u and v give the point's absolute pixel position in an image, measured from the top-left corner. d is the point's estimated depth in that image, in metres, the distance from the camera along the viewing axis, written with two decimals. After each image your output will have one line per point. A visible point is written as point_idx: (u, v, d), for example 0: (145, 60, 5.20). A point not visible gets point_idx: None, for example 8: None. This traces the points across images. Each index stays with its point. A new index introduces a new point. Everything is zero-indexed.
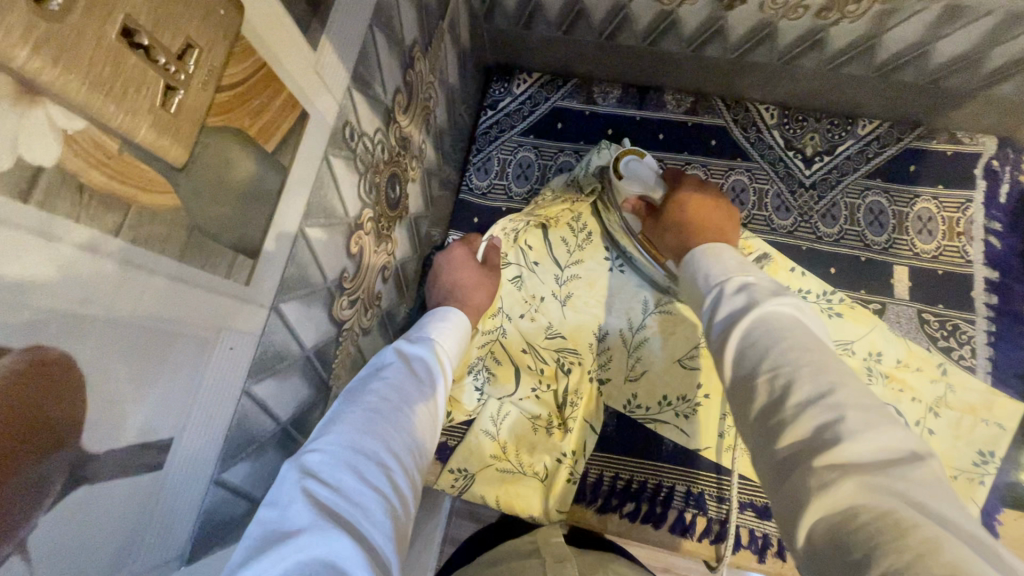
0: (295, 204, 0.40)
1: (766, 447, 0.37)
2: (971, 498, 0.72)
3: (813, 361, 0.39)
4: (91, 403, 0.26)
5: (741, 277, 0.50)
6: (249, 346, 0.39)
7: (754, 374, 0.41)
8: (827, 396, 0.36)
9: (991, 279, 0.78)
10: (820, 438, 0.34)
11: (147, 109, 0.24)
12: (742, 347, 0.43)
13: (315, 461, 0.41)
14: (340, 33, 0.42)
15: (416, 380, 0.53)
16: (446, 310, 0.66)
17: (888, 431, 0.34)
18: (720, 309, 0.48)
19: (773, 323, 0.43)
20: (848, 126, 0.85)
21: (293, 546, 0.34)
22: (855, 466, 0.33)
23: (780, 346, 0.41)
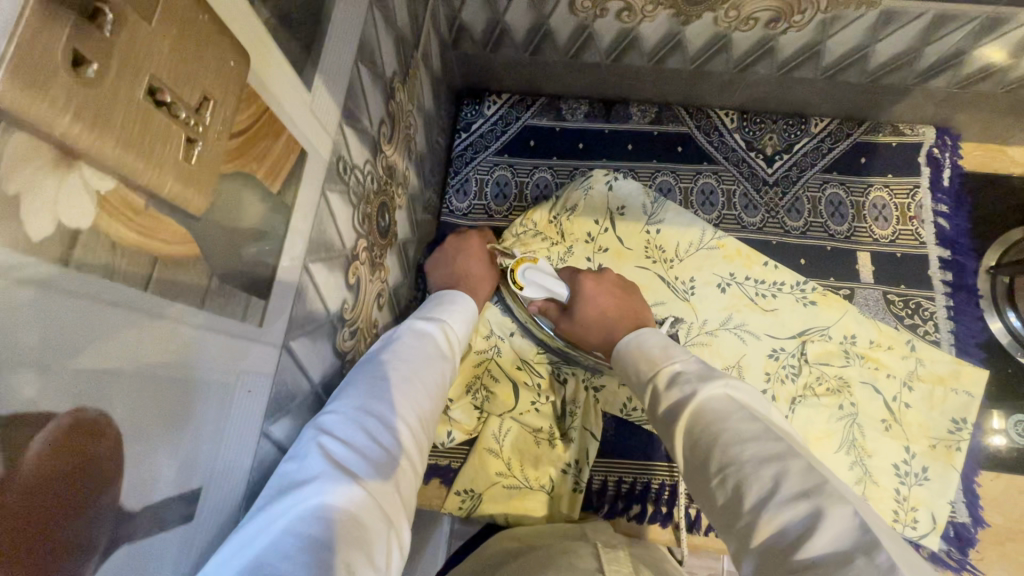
0: (300, 242, 0.41)
1: (741, 549, 0.40)
2: (951, 464, 0.76)
3: (753, 456, 0.42)
4: (127, 462, 0.26)
5: (669, 366, 0.55)
6: (265, 387, 0.38)
7: (708, 474, 0.44)
8: (776, 491, 0.39)
9: (944, 257, 0.85)
10: (784, 539, 0.37)
11: (171, 163, 0.25)
12: (688, 440, 0.48)
13: (331, 422, 0.43)
14: (330, 71, 0.43)
15: (429, 351, 0.54)
16: (456, 294, 0.65)
17: (835, 518, 0.36)
18: (661, 402, 0.53)
19: (707, 414, 0.48)
20: (802, 125, 0.91)
21: (306, 495, 0.36)
22: (816, 566, 0.34)
23: (722, 438, 0.45)
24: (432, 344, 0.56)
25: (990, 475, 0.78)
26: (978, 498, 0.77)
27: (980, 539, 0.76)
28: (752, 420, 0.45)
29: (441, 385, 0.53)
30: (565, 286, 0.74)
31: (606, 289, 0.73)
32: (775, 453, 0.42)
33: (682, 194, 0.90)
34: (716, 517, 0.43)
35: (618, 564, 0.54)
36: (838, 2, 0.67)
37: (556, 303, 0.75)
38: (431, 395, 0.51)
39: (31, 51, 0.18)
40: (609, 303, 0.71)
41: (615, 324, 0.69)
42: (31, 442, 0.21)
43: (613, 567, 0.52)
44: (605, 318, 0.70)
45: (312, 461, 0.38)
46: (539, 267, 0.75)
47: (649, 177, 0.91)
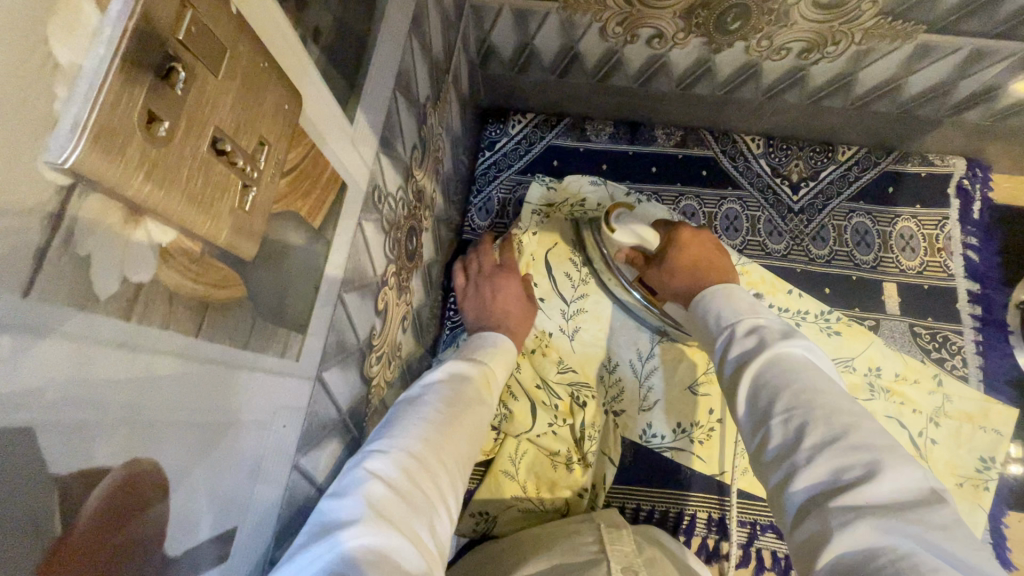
0: (336, 274, 0.41)
1: (782, 492, 0.40)
2: (979, 503, 0.75)
3: (824, 406, 0.42)
4: (173, 507, 0.26)
5: (750, 317, 0.53)
6: (299, 419, 0.38)
7: (769, 416, 0.44)
8: (843, 438, 0.39)
9: (973, 291, 0.83)
10: (839, 479, 0.37)
11: (228, 211, 0.25)
12: (759, 387, 0.46)
13: (371, 459, 0.43)
14: (371, 103, 0.43)
15: (468, 394, 0.55)
16: (494, 334, 0.68)
17: (898, 468, 0.37)
18: (733, 350, 0.51)
19: (789, 367, 0.46)
20: (829, 153, 0.90)
21: (347, 537, 0.36)
22: (872, 503, 0.35)
23: (793, 387, 0.44)
24: (472, 386, 0.56)
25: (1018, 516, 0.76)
26: (1007, 539, 0.75)
27: None
28: (829, 380, 0.45)
29: (478, 417, 0.54)
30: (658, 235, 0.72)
31: (699, 240, 0.72)
32: (850, 408, 0.42)
33: (706, 219, 0.90)
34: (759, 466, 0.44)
35: (621, 543, 0.54)
36: (873, 35, 0.66)
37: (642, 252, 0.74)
38: (469, 434, 0.52)
39: (112, 117, 0.18)
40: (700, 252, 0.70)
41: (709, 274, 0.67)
42: (87, 499, 0.21)
43: (615, 546, 0.53)
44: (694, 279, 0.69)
45: (353, 504, 0.38)
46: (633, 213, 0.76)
47: (673, 200, 0.91)
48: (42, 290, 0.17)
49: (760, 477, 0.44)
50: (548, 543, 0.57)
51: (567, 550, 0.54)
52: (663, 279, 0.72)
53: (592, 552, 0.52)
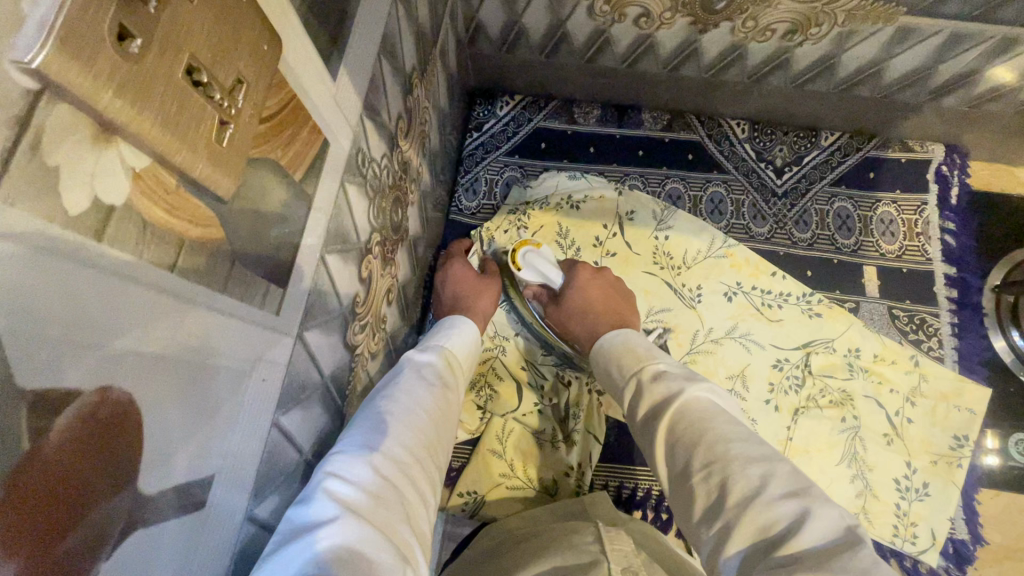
0: (318, 232, 0.41)
1: (719, 551, 0.39)
2: (952, 480, 0.76)
3: (738, 455, 0.43)
4: (146, 444, 0.25)
5: (656, 364, 0.56)
6: (278, 376, 0.38)
7: (691, 472, 0.44)
8: (764, 490, 0.40)
9: (949, 275, 0.85)
10: (767, 535, 0.37)
11: (205, 144, 0.25)
12: (670, 434, 0.48)
13: (336, 460, 0.43)
14: (355, 62, 0.43)
15: (427, 384, 0.55)
16: (454, 318, 0.68)
17: (820, 514, 0.37)
18: (642, 399, 0.53)
19: (692, 409, 0.48)
20: (813, 138, 0.91)
21: (323, 535, 0.35)
22: (801, 557, 0.35)
23: (706, 437, 0.45)
24: (434, 382, 0.57)
25: (990, 493, 0.78)
26: (978, 515, 0.76)
27: (977, 557, 0.76)
28: (735, 424, 0.46)
29: (440, 405, 0.55)
30: (561, 273, 0.78)
31: (596, 282, 0.75)
32: (761, 456, 0.42)
33: (691, 202, 0.91)
34: (692, 527, 0.43)
35: (621, 543, 0.53)
36: (855, 17, 0.67)
37: (548, 290, 0.79)
38: (434, 423, 0.52)
39: (80, 21, 0.18)
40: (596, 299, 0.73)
41: (601, 316, 0.70)
42: (59, 416, 0.20)
43: (614, 546, 0.51)
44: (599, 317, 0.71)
45: (324, 506, 0.38)
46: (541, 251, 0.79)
47: (659, 184, 0.91)
48: (7, 193, 0.17)
49: (692, 538, 0.43)
50: (538, 548, 0.55)
51: (565, 550, 0.52)
52: (563, 321, 0.74)
53: (592, 552, 0.51)
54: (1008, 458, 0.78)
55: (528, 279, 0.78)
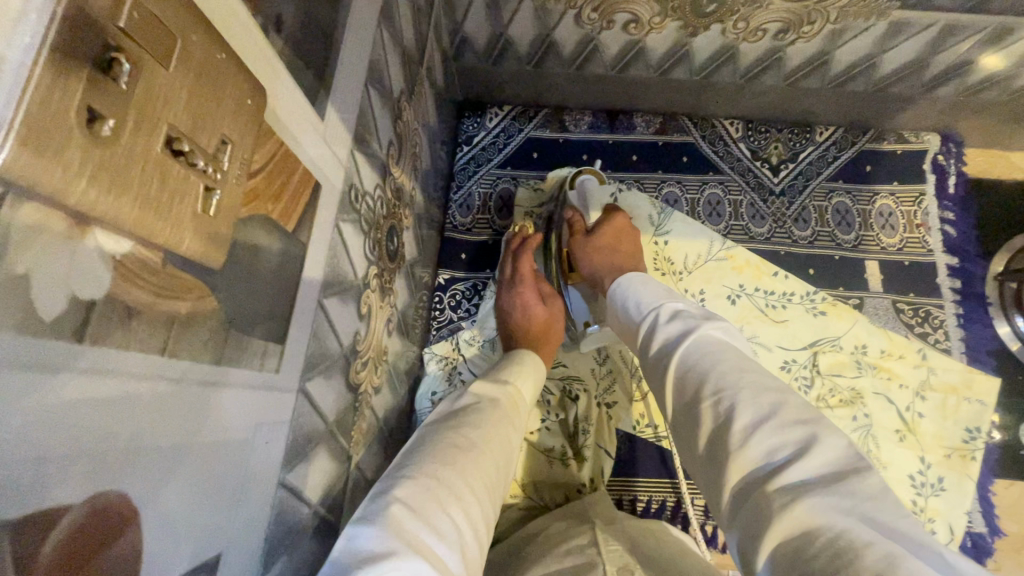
0: (313, 278, 0.39)
1: (715, 478, 0.37)
2: (967, 474, 0.75)
3: (752, 383, 0.39)
4: (146, 539, 0.24)
5: (672, 303, 0.52)
6: (282, 433, 0.36)
7: (699, 397, 0.40)
8: (770, 418, 0.36)
9: (952, 265, 0.84)
10: (769, 461, 0.34)
11: (189, 217, 0.23)
12: (682, 368, 0.44)
13: (400, 489, 0.42)
14: (342, 97, 0.41)
15: (491, 423, 0.54)
16: (520, 351, 0.68)
17: (834, 442, 0.34)
18: (656, 339, 0.49)
19: (705, 349, 0.44)
20: (807, 134, 0.90)
21: (382, 565, 0.35)
22: (806, 483, 0.32)
23: (719, 368, 0.41)
24: (498, 412, 0.56)
25: (1005, 483, 0.77)
26: (995, 506, 0.76)
27: (997, 549, 0.75)
28: (748, 361, 0.43)
29: (505, 446, 0.53)
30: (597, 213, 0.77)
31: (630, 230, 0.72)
32: (775, 387, 0.39)
33: (689, 205, 0.90)
34: (692, 456, 0.40)
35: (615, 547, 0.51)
36: (848, 14, 0.66)
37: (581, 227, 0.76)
38: (495, 464, 0.50)
39: (42, 116, 0.16)
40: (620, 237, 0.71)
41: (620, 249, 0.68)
42: (42, 545, 0.18)
43: (608, 547, 0.50)
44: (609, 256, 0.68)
45: (384, 531, 0.38)
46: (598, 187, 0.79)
47: (655, 188, 0.90)
48: None
49: (691, 462, 0.41)
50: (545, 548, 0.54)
51: (563, 555, 0.50)
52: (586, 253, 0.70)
53: (587, 555, 0.49)
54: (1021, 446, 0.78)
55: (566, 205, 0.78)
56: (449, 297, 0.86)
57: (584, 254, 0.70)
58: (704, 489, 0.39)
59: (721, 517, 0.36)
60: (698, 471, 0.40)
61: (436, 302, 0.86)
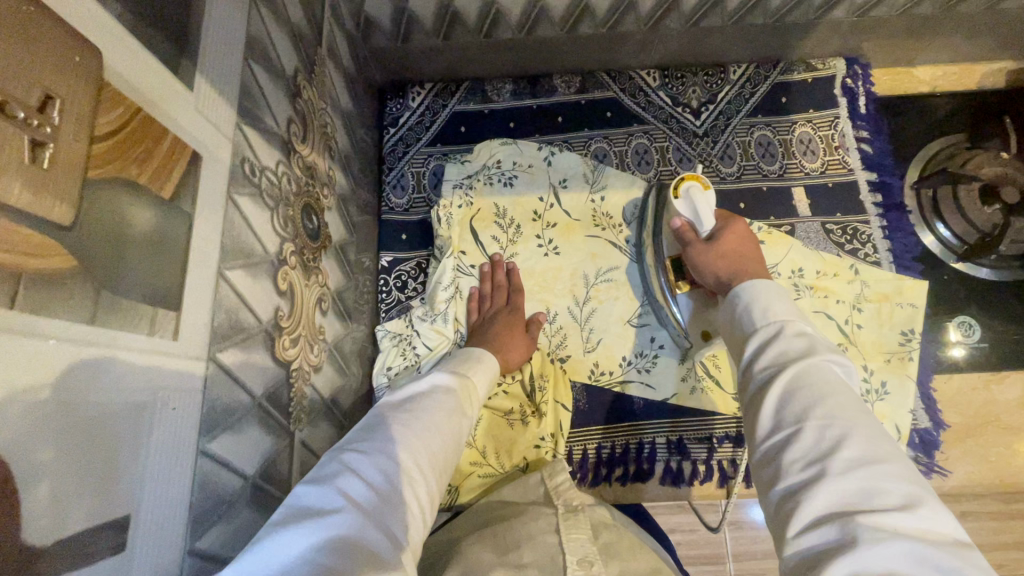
0: (207, 246, 0.39)
1: (793, 499, 0.40)
2: (906, 375, 0.78)
3: (865, 426, 0.42)
4: (27, 492, 0.24)
5: (798, 322, 0.51)
6: (194, 401, 0.37)
7: (803, 418, 0.43)
8: (880, 462, 0.39)
9: (872, 181, 0.87)
10: (868, 501, 0.38)
11: (15, 166, 0.23)
12: (791, 387, 0.45)
13: (353, 456, 0.45)
14: (214, 68, 0.41)
15: (449, 403, 0.56)
16: (481, 350, 0.68)
17: (933, 507, 0.37)
18: (768, 352, 0.49)
19: (825, 378, 0.45)
20: (722, 74, 0.92)
21: (329, 526, 0.38)
22: (901, 528, 0.36)
23: (838, 399, 0.43)
24: (457, 393, 0.58)
25: (943, 379, 0.81)
26: (936, 401, 0.79)
27: (944, 440, 0.78)
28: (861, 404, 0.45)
29: (459, 423, 0.55)
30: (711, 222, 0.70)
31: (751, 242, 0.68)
32: (886, 440, 0.42)
33: (618, 158, 0.91)
34: (763, 477, 0.43)
35: (578, 532, 0.54)
36: None
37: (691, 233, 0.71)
38: (449, 439, 0.53)
39: None
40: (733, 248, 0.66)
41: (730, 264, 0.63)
42: None
43: (571, 536, 0.52)
44: (739, 261, 0.64)
45: (331, 495, 0.41)
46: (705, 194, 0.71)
47: (583, 146, 0.91)
48: None
49: (761, 482, 0.44)
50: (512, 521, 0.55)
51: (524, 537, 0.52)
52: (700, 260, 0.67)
53: (551, 544, 0.51)
54: (953, 340, 0.82)
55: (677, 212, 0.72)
56: (394, 278, 0.86)
57: (712, 257, 0.66)
58: (768, 507, 0.42)
59: (781, 530, 0.40)
60: (765, 489, 0.43)
61: (382, 285, 0.86)
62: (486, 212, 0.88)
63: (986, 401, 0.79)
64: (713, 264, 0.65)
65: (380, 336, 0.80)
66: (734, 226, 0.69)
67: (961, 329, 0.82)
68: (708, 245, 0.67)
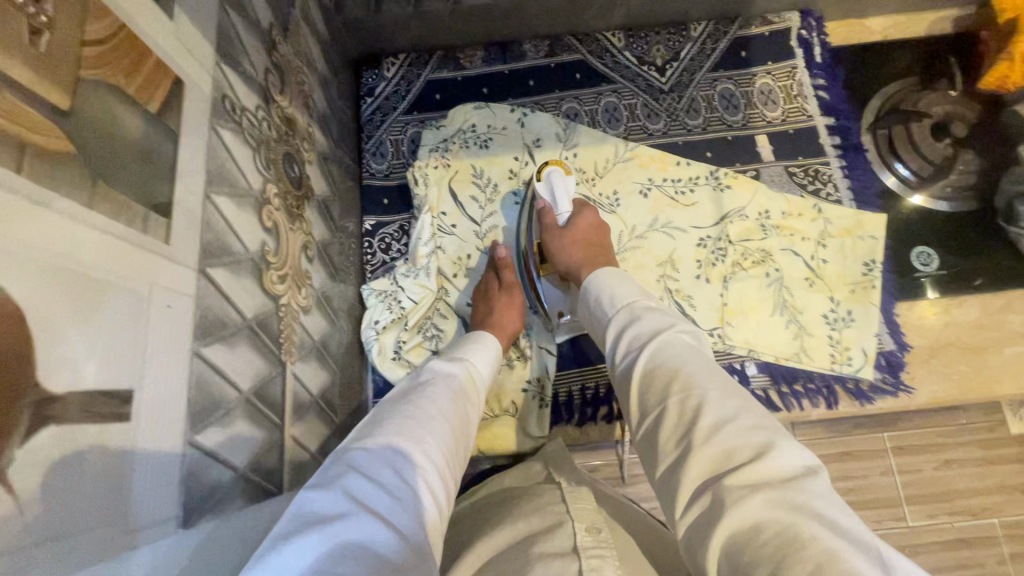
0: (194, 167, 0.42)
1: (671, 479, 0.44)
2: (870, 302, 0.83)
3: (716, 389, 0.47)
4: (38, 340, 0.27)
5: (642, 301, 0.61)
6: (187, 306, 0.40)
7: (665, 397, 0.48)
8: (736, 419, 0.44)
9: (831, 124, 0.91)
10: (731, 460, 0.41)
11: (17, 48, 0.27)
12: (648, 370, 0.52)
13: (361, 457, 0.47)
14: (191, 6, 0.44)
15: (450, 401, 0.59)
16: (480, 335, 0.73)
17: (785, 447, 0.41)
18: (626, 337, 0.57)
19: (668, 348, 0.53)
20: (683, 33, 0.96)
21: (353, 522, 0.39)
22: (762, 479, 0.39)
23: (685, 370, 0.50)
24: (452, 395, 0.60)
25: (906, 306, 0.85)
26: (900, 326, 0.83)
27: (909, 362, 0.82)
28: (707, 362, 0.52)
29: (461, 417, 0.59)
30: (566, 209, 0.80)
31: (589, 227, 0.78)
32: (735, 392, 0.47)
33: (588, 116, 0.94)
34: (650, 458, 0.48)
35: (583, 502, 0.54)
36: None
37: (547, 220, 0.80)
38: (453, 434, 0.56)
39: None
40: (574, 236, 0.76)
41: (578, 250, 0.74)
42: None
43: (578, 505, 0.52)
44: (586, 250, 0.74)
45: (338, 500, 0.41)
46: (566, 178, 0.82)
47: (555, 107, 0.95)
48: None
49: (650, 466, 0.48)
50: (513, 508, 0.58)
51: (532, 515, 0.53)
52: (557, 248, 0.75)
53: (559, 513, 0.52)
54: (915, 268, 0.85)
55: (540, 195, 0.82)
56: (378, 241, 0.89)
57: (563, 247, 0.75)
58: (660, 489, 0.46)
59: (674, 516, 0.43)
60: (654, 471, 0.47)
61: (367, 247, 0.89)
62: (464, 174, 0.91)
63: (945, 324, 0.83)
64: (571, 261, 0.73)
65: (367, 293, 0.83)
66: (582, 217, 0.78)
67: (924, 258, 0.86)
68: (563, 238, 0.76)
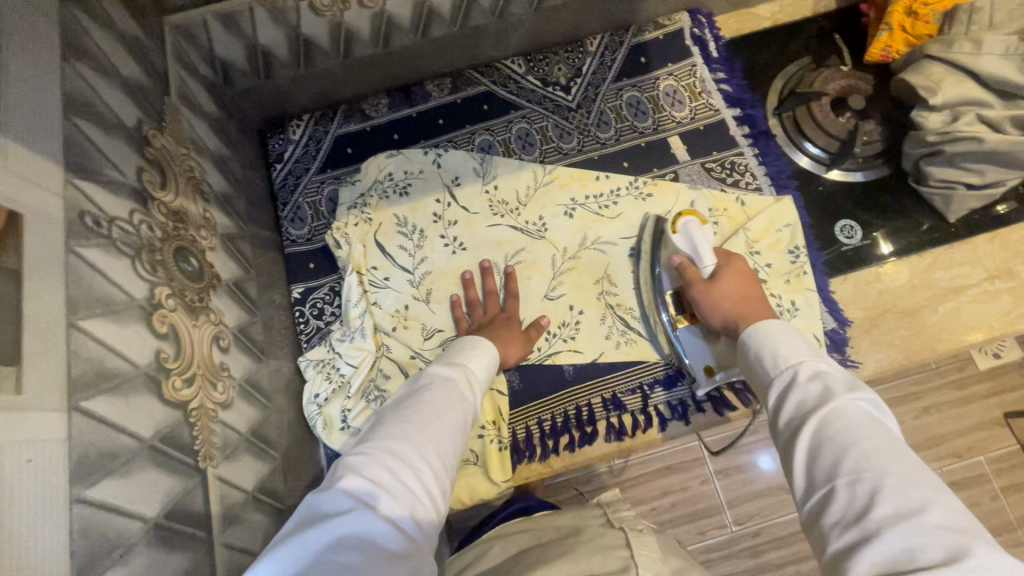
0: (49, 300, 0.40)
1: (839, 565, 0.39)
2: (806, 286, 0.83)
3: (898, 474, 0.41)
4: None
5: (812, 361, 0.53)
6: (54, 450, 0.37)
7: (834, 479, 0.43)
8: (923, 514, 0.38)
9: (737, 116, 0.93)
10: (913, 559, 0.36)
11: None
12: (817, 443, 0.46)
13: (360, 457, 0.48)
14: (25, 131, 0.42)
15: (450, 395, 0.57)
16: (473, 338, 0.68)
17: (983, 553, 0.35)
18: (791, 399, 0.51)
19: (843, 421, 0.46)
20: (581, 48, 0.97)
21: (343, 522, 0.42)
22: None
23: (862, 448, 0.43)
24: (454, 395, 0.57)
25: (839, 280, 0.86)
26: (837, 302, 0.84)
27: (852, 336, 0.83)
28: (898, 447, 0.44)
29: (461, 412, 0.56)
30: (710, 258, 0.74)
31: (741, 274, 0.73)
32: (927, 484, 0.40)
33: (503, 146, 0.94)
34: (814, 543, 0.43)
35: (647, 547, 0.55)
36: None
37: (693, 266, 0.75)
38: (452, 424, 0.54)
39: None
40: (734, 286, 0.71)
41: (742, 306, 0.69)
42: None
43: (641, 551, 0.54)
44: (747, 305, 0.69)
45: (342, 497, 0.44)
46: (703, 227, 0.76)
47: (468, 141, 0.94)
48: None
49: (815, 548, 0.43)
50: (571, 544, 0.58)
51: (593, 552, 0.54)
52: (711, 305, 0.70)
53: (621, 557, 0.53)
54: (838, 243, 0.88)
55: (678, 247, 0.76)
56: (310, 308, 0.86)
57: (722, 304, 0.70)
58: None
59: None
60: (819, 554, 0.42)
61: (299, 316, 0.86)
62: (388, 225, 0.88)
63: (880, 292, 0.84)
64: (727, 320, 0.69)
65: (304, 364, 0.80)
66: (731, 265, 0.73)
67: (846, 231, 0.88)
68: (717, 296, 0.70)
